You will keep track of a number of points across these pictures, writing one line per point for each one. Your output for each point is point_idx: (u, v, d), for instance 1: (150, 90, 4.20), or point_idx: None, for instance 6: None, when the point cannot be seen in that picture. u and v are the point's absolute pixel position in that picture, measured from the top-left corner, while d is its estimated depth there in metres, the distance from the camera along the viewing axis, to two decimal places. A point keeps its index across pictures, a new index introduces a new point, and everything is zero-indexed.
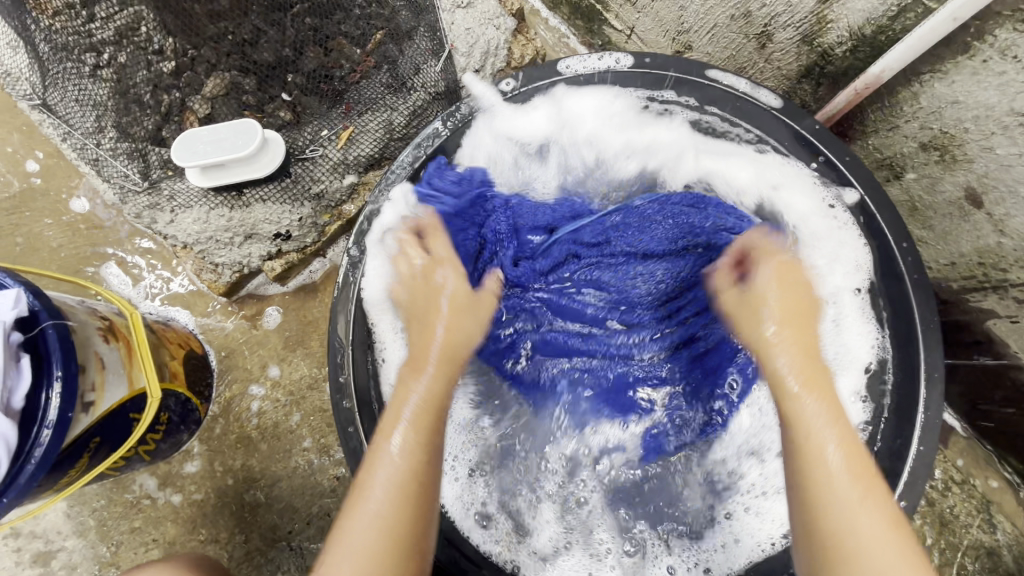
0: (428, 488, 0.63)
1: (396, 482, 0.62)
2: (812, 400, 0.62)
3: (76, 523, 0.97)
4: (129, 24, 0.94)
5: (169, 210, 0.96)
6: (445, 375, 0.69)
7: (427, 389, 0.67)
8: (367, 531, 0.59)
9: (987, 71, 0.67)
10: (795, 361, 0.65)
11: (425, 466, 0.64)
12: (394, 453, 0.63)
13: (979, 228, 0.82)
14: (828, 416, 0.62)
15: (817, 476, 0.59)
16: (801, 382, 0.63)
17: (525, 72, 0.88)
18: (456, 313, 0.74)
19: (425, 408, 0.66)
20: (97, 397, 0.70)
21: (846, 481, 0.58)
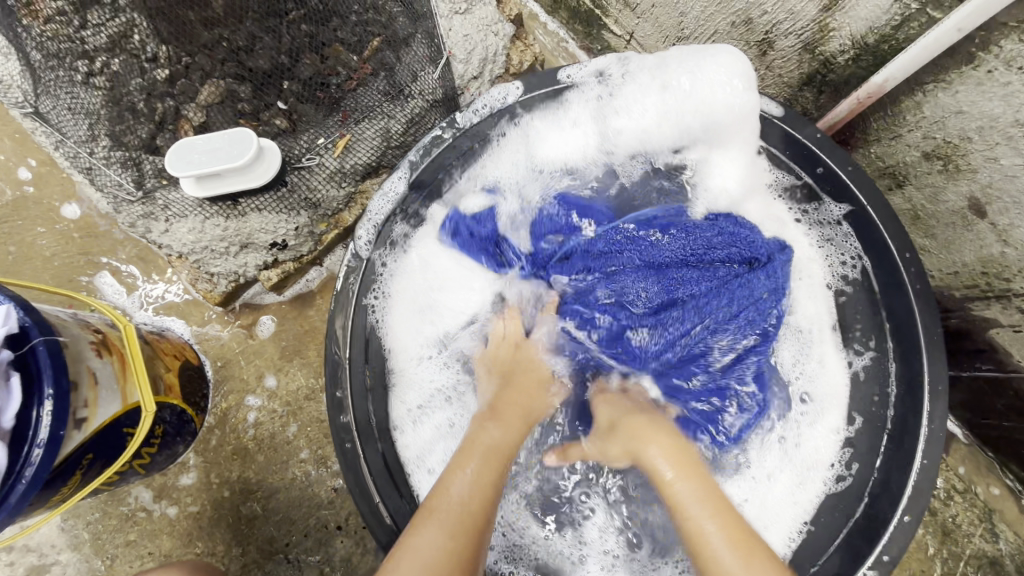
0: (487, 530, 0.63)
1: (462, 512, 0.62)
2: (685, 486, 0.64)
3: (71, 536, 0.96)
4: (122, 32, 0.92)
5: (163, 219, 0.96)
6: (517, 430, 0.73)
7: (502, 436, 0.70)
8: (431, 552, 0.58)
9: (992, 82, 0.67)
10: (668, 452, 0.68)
11: (489, 506, 0.64)
12: (466, 486, 0.64)
13: (982, 237, 0.81)
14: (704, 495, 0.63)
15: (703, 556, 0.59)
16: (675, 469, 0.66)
17: (524, 80, 0.86)
18: (537, 388, 0.79)
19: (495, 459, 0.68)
20: (90, 413, 0.69)
21: (729, 553, 0.58)
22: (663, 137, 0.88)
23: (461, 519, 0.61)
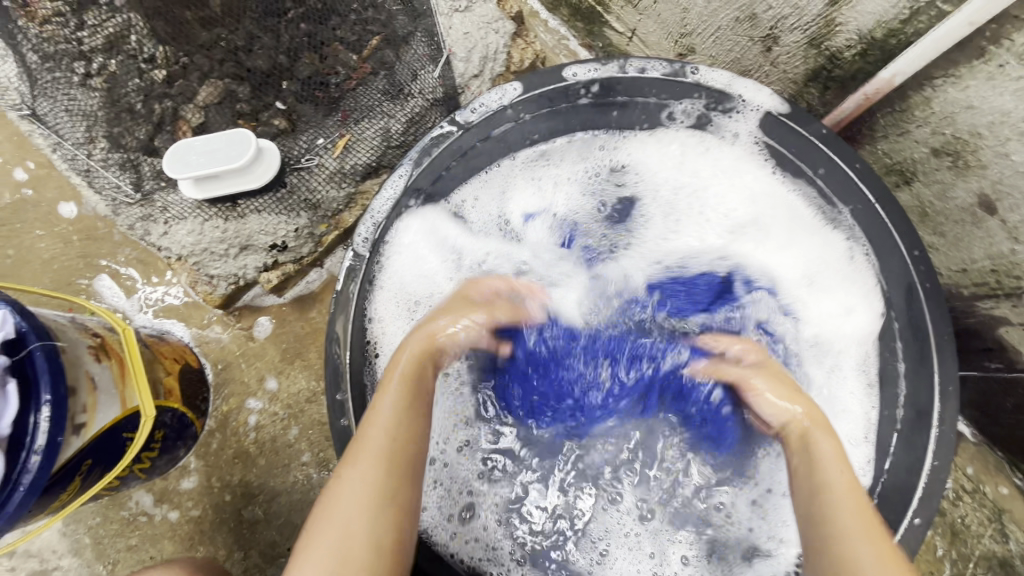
0: (407, 446, 0.67)
1: (385, 433, 0.66)
2: (823, 443, 0.68)
3: (72, 541, 0.95)
4: (119, 32, 0.91)
5: (162, 221, 0.95)
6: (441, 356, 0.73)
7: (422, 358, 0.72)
8: (357, 477, 0.64)
9: (1003, 76, 0.66)
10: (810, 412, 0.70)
11: (408, 427, 0.67)
12: (386, 411, 0.68)
13: (991, 234, 0.80)
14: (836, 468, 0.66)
15: (829, 521, 0.62)
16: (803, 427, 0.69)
17: (524, 79, 0.82)
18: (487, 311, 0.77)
19: (413, 388, 0.70)
20: (90, 418, 0.69)
21: (854, 511, 0.62)
22: (664, 161, 0.87)
23: (387, 443, 0.66)
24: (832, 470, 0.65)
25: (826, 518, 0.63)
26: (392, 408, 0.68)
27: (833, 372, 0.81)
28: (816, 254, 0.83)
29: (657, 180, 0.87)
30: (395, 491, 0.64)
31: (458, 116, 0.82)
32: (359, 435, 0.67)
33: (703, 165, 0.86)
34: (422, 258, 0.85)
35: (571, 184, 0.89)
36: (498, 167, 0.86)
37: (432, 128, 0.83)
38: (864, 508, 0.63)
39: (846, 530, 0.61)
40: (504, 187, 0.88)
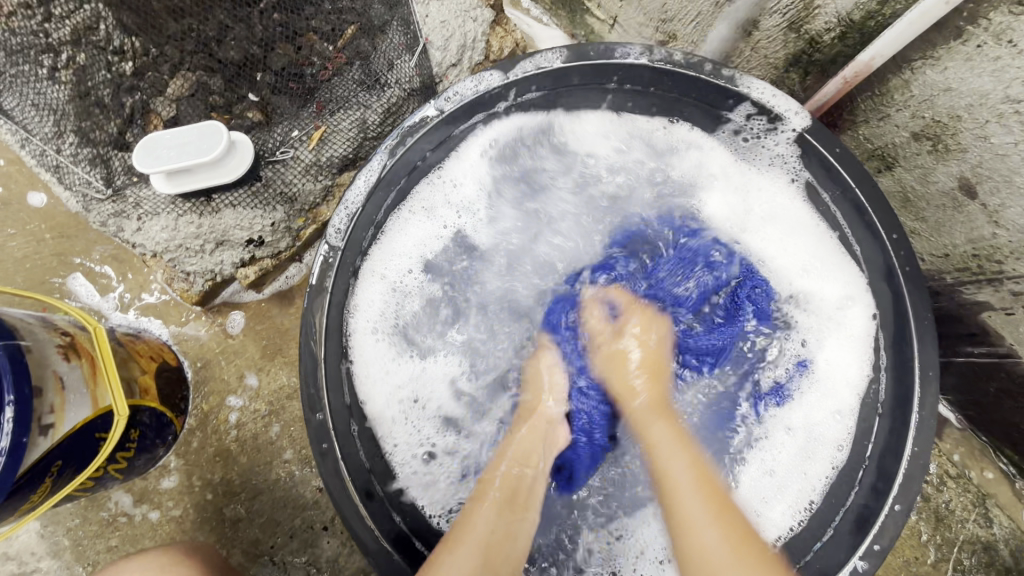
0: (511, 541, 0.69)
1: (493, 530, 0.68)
2: (660, 427, 0.73)
3: (50, 543, 0.94)
4: (88, 22, 0.88)
5: (135, 217, 0.93)
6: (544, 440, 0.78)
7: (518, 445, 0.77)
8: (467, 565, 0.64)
9: (980, 57, 0.65)
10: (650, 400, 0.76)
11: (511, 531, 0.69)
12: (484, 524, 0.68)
13: (972, 219, 0.79)
14: (675, 440, 0.72)
15: (674, 502, 0.67)
16: (648, 408, 0.76)
17: (503, 64, 0.79)
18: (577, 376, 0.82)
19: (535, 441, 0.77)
20: (57, 419, 0.67)
21: (695, 495, 0.66)
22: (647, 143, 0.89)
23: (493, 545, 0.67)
24: (671, 454, 0.70)
25: (671, 497, 0.67)
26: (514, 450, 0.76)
27: (828, 360, 0.82)
28: (810, 244, 0.84)
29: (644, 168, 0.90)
30: None
31: (446, 97, 0.79)
32: (483, 480, 0.74)
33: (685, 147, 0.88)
34: (411, 249, 0.87)
35: (560, 173, 0.91)
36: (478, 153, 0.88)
37: (415, 112, 0.80)
38: (714, 488, 0.68)
39: (688, 506, 0.66)
40: (487, 174, 0.89)
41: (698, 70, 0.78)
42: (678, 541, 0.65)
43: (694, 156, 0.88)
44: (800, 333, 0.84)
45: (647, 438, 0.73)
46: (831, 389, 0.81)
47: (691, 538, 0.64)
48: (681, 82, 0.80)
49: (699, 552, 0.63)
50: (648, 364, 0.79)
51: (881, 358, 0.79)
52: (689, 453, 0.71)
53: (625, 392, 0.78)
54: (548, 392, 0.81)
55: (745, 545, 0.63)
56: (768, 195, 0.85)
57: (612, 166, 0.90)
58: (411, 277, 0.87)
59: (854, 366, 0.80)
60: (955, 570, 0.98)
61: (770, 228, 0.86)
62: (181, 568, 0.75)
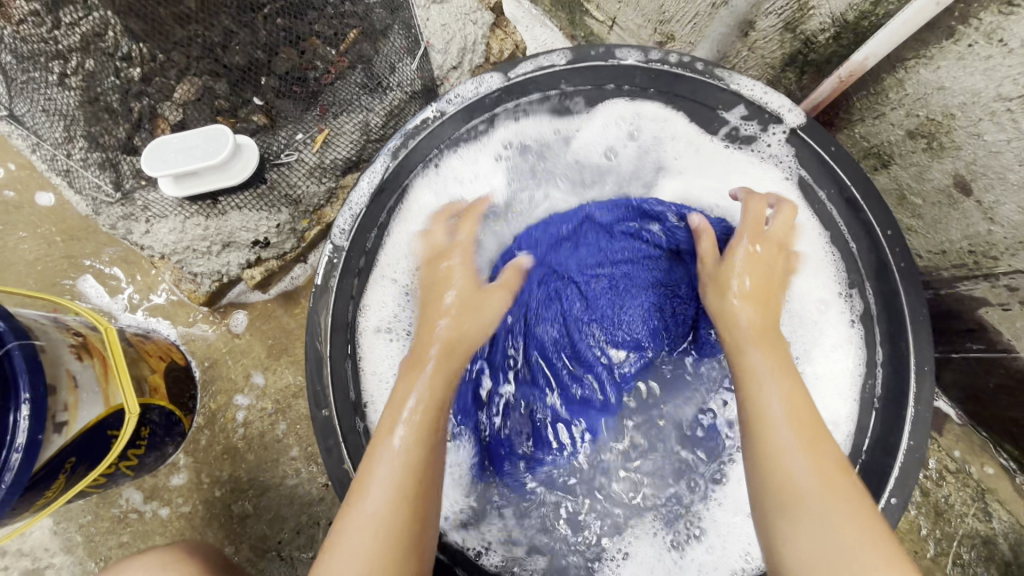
0: (428, 488, 0.63)
1: (396, 477, 0.62)
2: (760, 355, 0.67)
3: (64, 539, 0.96)
4: (95, 30, 0.91)
5: (143, 220, 0.95)
6: (445, 371, 0.71)
7: (426, 388, 0.68)
8: (366, 529, 0.59)
9: (972, 56, 0.66)
10: (753, 323, 0.70)
11: (423, 467, 0.64)
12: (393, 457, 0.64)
13: (968, 215, 0.80)
14: (776, 369, 0.66)
15: (764, 427, 0.62)
16: (754, 335, 0.69)
17: (505, 66, 0.82)
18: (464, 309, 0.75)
19: (444, 371, 0.71)
20: (71, 416, 0.69)
21: (788, 427, 0.62)
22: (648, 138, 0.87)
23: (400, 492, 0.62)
24: (767, 384, 0.65)
25: (761, 423, 0.63)
26: (428, 380, 0.69)
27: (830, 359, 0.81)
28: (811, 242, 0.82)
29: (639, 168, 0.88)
30: (410, 537, 0.61)
31: (452, 98, 0.82)
32: (388, 413, 0.68)
33: (683, 141, 0.87)
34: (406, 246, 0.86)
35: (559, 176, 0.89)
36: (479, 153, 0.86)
37: (418, 114, 0.82)
38: (814, 428, 0.62)
39: (778, 437, 0.61)
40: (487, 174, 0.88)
41: (694, 71, 0.80)
42: (763, 464, 0.61)
43: (693, 150, 0.86)
44: (801, 330, 0.82)
45: (740, 364, 0.68)
46: (829, 386, 0.81)
47: (776, 466, 0.60)
48: (678, 83, 0.82)
49: (783, 480, 0.60)
50: (757, 287, 0.73)
51: (877, 355, 0.79)
52: (786, 382, 0.65)
53: (724, 310, 0.72)
54: (442, 314, 0.75)
55: (839, 482, 0.60)
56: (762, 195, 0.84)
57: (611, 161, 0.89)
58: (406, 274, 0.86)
59: (850, 361, 0.80)
60: (955, 564, 0.98)
61: None
62: (182, 566, 0.76)
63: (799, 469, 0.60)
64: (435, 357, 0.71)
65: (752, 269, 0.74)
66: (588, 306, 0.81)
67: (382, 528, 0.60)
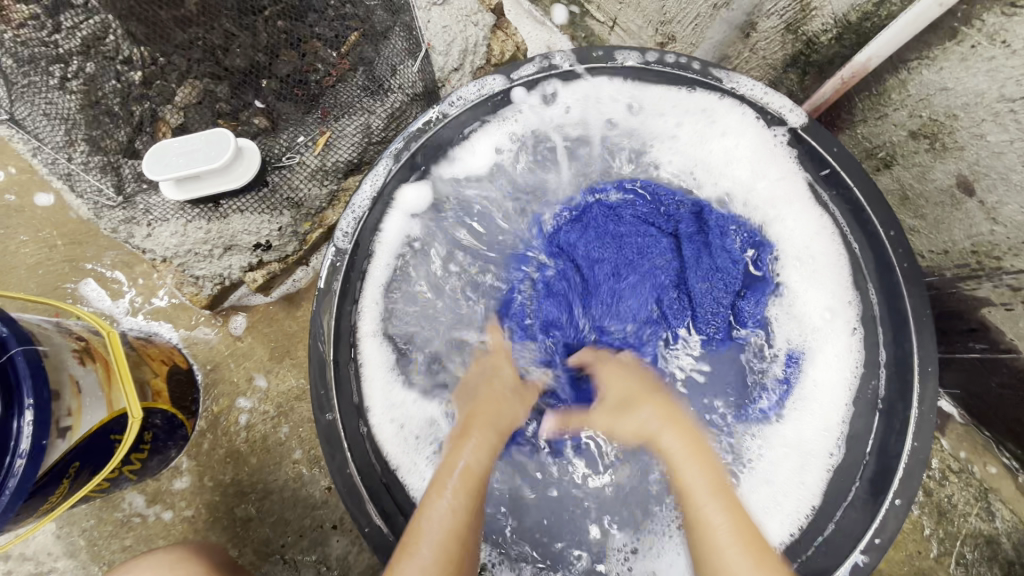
0: (465, 563, 0.63)
1: (444, 552, 0.61)
2: (697, 472, 0.65)
3: (66, 543, 0.96)
4: (96, 33, 0.92)
5: (145, 224, 0.95)
6: (489, 446, 0.69)
7: (472, 459, 0.67)
8: None
9: (975, 57, 0.66)
10: (678, 434, 0.68)
11: (466, 539, 0.64)
12: (440, 519, 0.63)
13: (971, 216, 0.80)
14: (709, 477, 0.65)
15: (704, 541, 0.62)
16: (688, 455, 0.66)
17: (507, 69, 0.82)
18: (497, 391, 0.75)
19: (487, 448, 0.69)
20: (74, 421, 0.69)
21: (739, 553, 0.60)
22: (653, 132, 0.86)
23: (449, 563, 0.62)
24: (703, 491, 0.64)
25: (700, 533, 0.62)
26: (469, 456, 0.68)
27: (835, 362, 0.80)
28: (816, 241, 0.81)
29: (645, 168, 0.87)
30: None
31: (455, 98, 0.82)
32: (439, 470, 0.68)
33: (692, 133, 0.85)
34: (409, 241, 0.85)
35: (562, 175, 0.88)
36: (480, 154, 0.86)
37: (417, 118, 0.82)
38: (751, 529, 0.62)
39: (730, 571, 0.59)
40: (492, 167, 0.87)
41: (699, 74, 0.80)
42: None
43: (698, 147, 0.85)
44: (803, 328, 0.81)
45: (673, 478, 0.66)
46: (833, 389, 0.80)
47: None
48: (681, 85, 0.82)
49: None
50: (624, 396, 0.73)
51: (879, 355, 0.79)
52: (723, 497, 0.63)
53: (639, 430, 0.70)
54: (480, 399, 0.74)
55: None
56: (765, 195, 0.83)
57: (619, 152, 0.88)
58: (407, 268, 0.85)
59: (854, 361, 0.79)
60: (958, 564, 0.99)
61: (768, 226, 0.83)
62: (187, 565, 0.76)
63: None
64: (479, 430, 0.70)
65: (612, 384, 0.75)
66: (589, 297, 0.84)
67: None
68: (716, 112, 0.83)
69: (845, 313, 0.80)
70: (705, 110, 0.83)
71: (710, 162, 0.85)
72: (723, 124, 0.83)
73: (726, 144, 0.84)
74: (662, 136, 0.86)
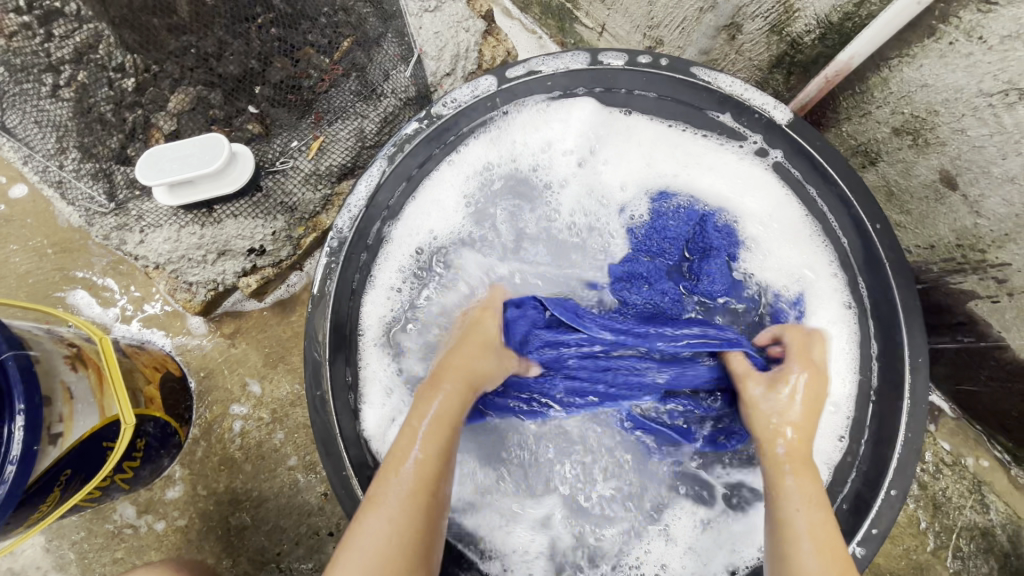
0: (436, 504, 0.64)
1: (408, 493, 0.62)
2: (796, 479, 0.65)
3: (56, 557, 0.94)
4: (88, 41, 0.92)
5: (138, 229, 0.94)
6: (458, 396, 0.69)
7: (440, 407, 0.67)
8: (379, 535, 0.59)
9: (953, 54, 0.67)
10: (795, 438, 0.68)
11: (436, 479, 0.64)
12: (410, 467, 0.63)
13: (954, 210, 0.81)
14: (809, 496, 0.64)
15: (784, 531, 0.62)
16: (792, 460, 0.67)
17: (497, 71, 0.83)
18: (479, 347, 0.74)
19: (453, 397, 0.69)
20: (66, 428, 0.68)
21: (812, 549, 0.60)
22: (616, 143, 0.88)
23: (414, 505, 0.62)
24: (795, 504, 0.63)
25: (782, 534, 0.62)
26: (444, 404, 0.68)
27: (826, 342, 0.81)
28: (794, 224, 0.84)
29: (621, 155, 0.88)
30: (420, 543, 0.61)
31: (448, 99, 0.83)
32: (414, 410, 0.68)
33: (629, 151, 0.88)
34: (391, 273, 0.85)
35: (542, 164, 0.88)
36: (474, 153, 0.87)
37: (400, 129, 0.83)
38: (835, 544, 0.61)
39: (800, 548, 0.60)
40: (473, 186, 0.88)
41: (685, 74, 0.81)
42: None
43: (672, 138, 0.87)
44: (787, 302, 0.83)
45: (775, 480, 0.66)
46: (826, 362, 0.81)
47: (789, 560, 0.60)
48: (667, 88, 0.83)
49: None
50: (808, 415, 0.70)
51: (867, 328, 0.80)
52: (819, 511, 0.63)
53: (765, 435, 0.69)
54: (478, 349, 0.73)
55: None
56: (743, 185, 0.86)
57: (569, 176, 0.88)
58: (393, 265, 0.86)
59: (843, 325, 0.81)
60: (954, 556, 0.99)
61: (746, 217, 0.86)
62: None
63: (812, 574, 0.58)
64: (450, 381, 0.69)
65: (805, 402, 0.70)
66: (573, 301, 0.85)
67: (395, 536, 0.60)
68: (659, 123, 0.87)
69: (824, 287, 0.83)
70: (628, 128, 0.88)
71: (680, 164, 0.87)
72: (662, 133, 0.87)
73: (677, 147, 0.87)
74: (608, 156, 0.88)
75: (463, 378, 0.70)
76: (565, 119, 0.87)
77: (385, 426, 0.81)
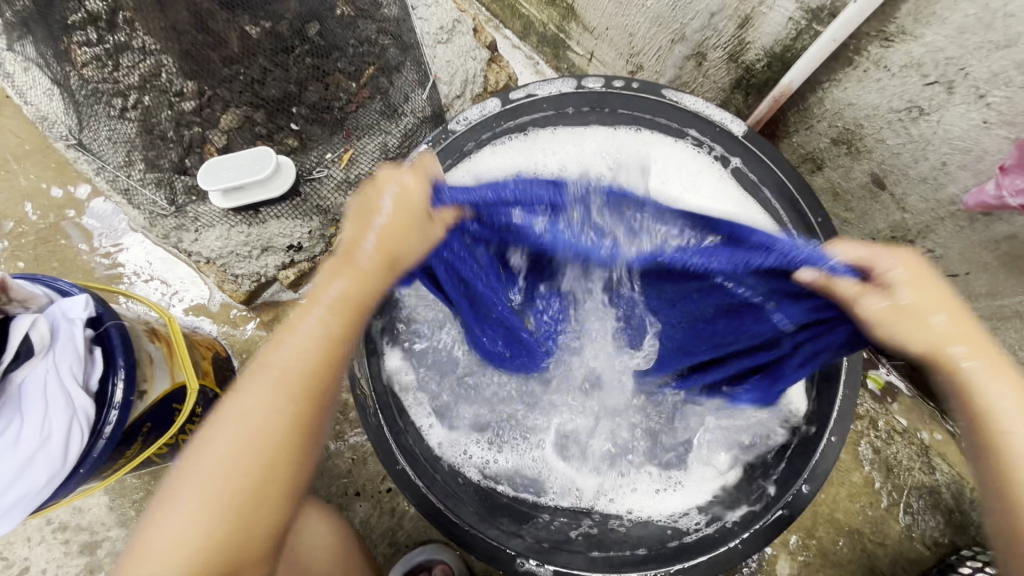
0: (267, 448, 0.58)
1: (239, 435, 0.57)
2: (977, 364, 0.57)
3: (119, 514, 1.08)
4: (151, 71, 1.05)
5: (193, 229, 1.11)
6: (336, 321, 0.60)
7: (310, 335, 0.59)
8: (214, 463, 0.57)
9: (868, 78, 0.83)
10: (946, 312, 0.56)
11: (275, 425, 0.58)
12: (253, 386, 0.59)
13: (886, 207, 0.97)
14: (1011, 388, 0.57)
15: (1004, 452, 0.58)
16: (959, 342, 0.56)
17: (502, 95, 0.99)
18: (396, 230, 0.59)
19: (355, 273, 0.60)
20: (150, 386, 0.83)
21: None
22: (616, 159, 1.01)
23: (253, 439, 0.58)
24: (1002, 399, 0.57)
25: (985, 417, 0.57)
26: (313, 329, 0.60)
27: None
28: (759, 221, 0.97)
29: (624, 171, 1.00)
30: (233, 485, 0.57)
31: (465, 116, 0.99)
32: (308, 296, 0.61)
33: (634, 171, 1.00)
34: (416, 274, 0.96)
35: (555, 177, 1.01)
36: (496, 167, 1.01)
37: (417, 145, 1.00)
38: None
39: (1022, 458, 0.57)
40: None
41: (656, 95, 0.98)
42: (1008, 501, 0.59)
43: (658, 153, 1.02)
44: None
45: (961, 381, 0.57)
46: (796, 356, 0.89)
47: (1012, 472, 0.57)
48: (644, 109, 0.99)
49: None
50: (950, 303, 0.56)
51: None
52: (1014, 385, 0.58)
53: (925, 343, 0.55)
54: (371, 225, 0.59)
55: None
56: (717, 194, 0.99)
57: None
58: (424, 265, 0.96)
59: None
60: (906, 512, 1.13)
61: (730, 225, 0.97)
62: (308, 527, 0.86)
63: None
64: (329, 304, 0.60)
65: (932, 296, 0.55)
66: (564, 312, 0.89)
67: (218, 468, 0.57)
68: (644, 138, 1.02)
69: None
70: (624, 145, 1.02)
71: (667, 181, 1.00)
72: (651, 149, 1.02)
73: (661, 160, 1.01)
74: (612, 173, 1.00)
75: (378, 254, 0.59)
76: (567, 139, 1.03)
77: (410, 393, 0.93)
